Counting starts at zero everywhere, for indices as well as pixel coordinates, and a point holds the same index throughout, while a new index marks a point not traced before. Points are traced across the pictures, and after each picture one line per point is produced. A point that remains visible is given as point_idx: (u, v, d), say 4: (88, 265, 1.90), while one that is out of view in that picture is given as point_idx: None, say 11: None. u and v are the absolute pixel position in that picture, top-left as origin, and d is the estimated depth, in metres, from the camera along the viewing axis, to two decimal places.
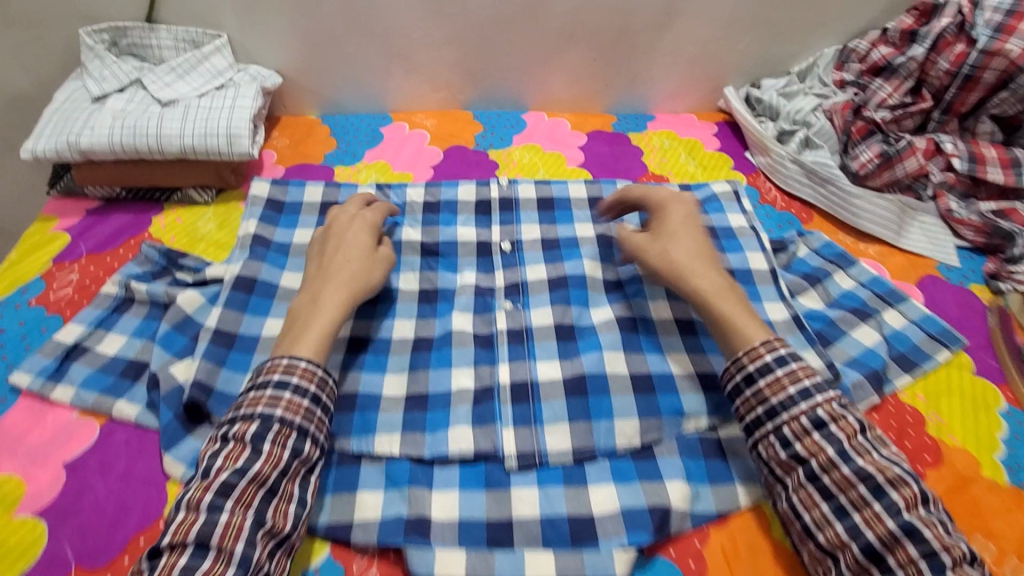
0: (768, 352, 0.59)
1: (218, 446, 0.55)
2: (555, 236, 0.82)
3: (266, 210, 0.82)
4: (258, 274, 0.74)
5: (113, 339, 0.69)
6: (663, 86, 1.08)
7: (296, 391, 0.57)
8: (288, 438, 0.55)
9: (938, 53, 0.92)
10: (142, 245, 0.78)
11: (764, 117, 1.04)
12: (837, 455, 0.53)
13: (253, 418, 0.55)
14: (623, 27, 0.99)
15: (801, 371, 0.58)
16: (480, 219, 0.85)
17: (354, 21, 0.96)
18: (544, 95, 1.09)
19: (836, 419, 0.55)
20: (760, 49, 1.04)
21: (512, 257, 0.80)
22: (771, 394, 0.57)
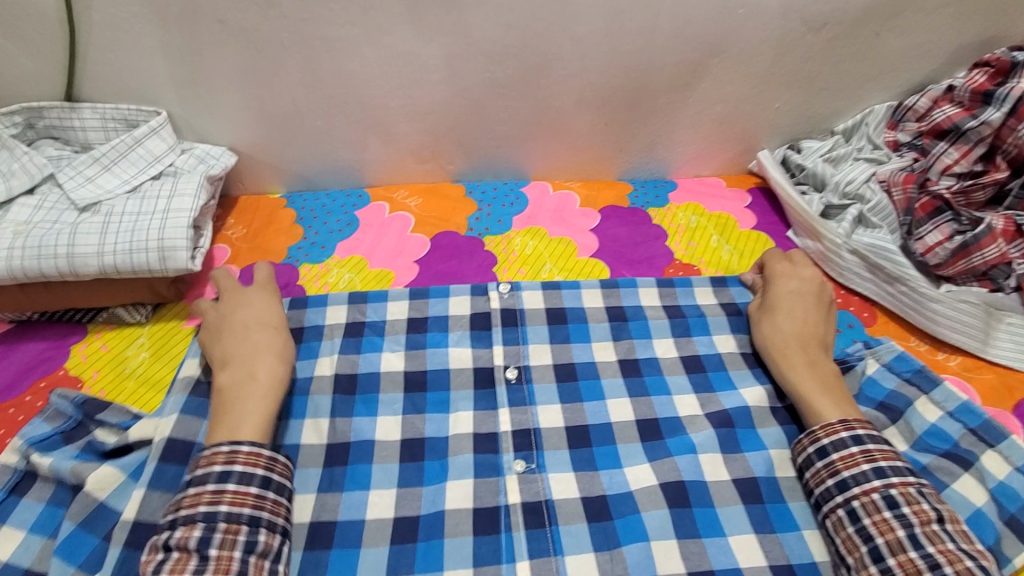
0: (846, 428, 0.58)
1: (157, 558, 0.48)
2: (569, 362, 0.69)
3: None
4: (197, 435, 0.60)
5: (4, 536, 0.53)
6: (686, 149, 0.93)
7: (242, 479, 0.52)
8: (238, 535, 0.49)
9: (1019, 119, 0.78)
10: (51, 395, 0.60)
11: (806, 186, 0.89)
12: (906, 538, 0.51)
13: (193, 521, 0.49)
14: (640, 87, 0.84)
15: (878, 452, 0.56)
16: (478, 335, 0.71)
17: (320, 89, 0.80)
18: (547, 163, 0.93)
19: (911, 502, 0.52)
20: (799, 107, 0.89)
21: (522, 391, 0.66)
22: (844, 468, 0.56)
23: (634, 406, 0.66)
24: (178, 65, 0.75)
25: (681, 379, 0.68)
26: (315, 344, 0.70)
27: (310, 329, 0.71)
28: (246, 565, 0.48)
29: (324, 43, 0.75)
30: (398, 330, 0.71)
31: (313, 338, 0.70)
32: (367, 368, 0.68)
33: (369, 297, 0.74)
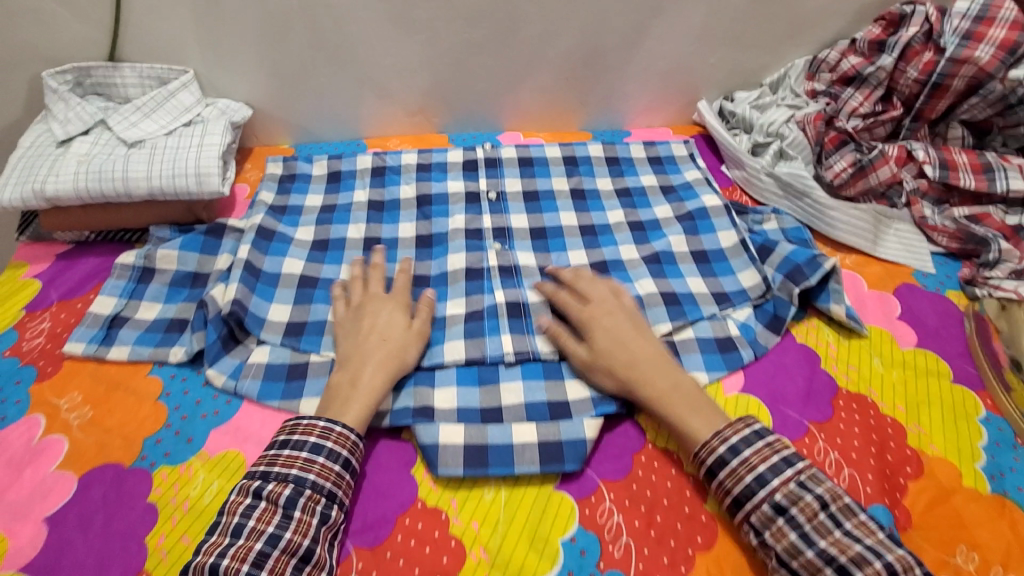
0: (749, 424, 0.61)
1: (252, 503, 0.56)
2: (542, 225, 0.88)
3: (258, 238, 0.83)
4: (249, 303, 0.75)
5: (148, 307, 0.79)
6: (638, 101, 1.09)
7: (329, 456, 0.59)
8: (317, 504, 0.56)
9: (907, 62, 0.93)
10: (151, 230, 0.83)
11: (738, 130, 1.05)
12: (800, 538, 0.54)
13: (286, 480, 0.57)
14: (594, 46, 0.99)
15: (766, 449, 0.58)
16: (471, 207, 0.90)
17: (323, 49, 0.95)
18: (519, 115, 1.09)
19: (795, 501, 0.55)
20: (731, 63, 1.05)
21: (515, 280, 0.80)
22: (732, 485, 0.58)
23: (588, 254, 0.84)
24: (204, 30, 0.90)
25: (627, 236, 0.88)
26: (340, 254, 0.84)
27: (336, 240, 0.86)
28: (317, 532, 0.55)
29: (325, 10, 0.90)
30: (409, 246, 0.85)
31: (344, 211, 0.90)
32: (388, 234, 0.87)
33: (385, 220, 0.89)
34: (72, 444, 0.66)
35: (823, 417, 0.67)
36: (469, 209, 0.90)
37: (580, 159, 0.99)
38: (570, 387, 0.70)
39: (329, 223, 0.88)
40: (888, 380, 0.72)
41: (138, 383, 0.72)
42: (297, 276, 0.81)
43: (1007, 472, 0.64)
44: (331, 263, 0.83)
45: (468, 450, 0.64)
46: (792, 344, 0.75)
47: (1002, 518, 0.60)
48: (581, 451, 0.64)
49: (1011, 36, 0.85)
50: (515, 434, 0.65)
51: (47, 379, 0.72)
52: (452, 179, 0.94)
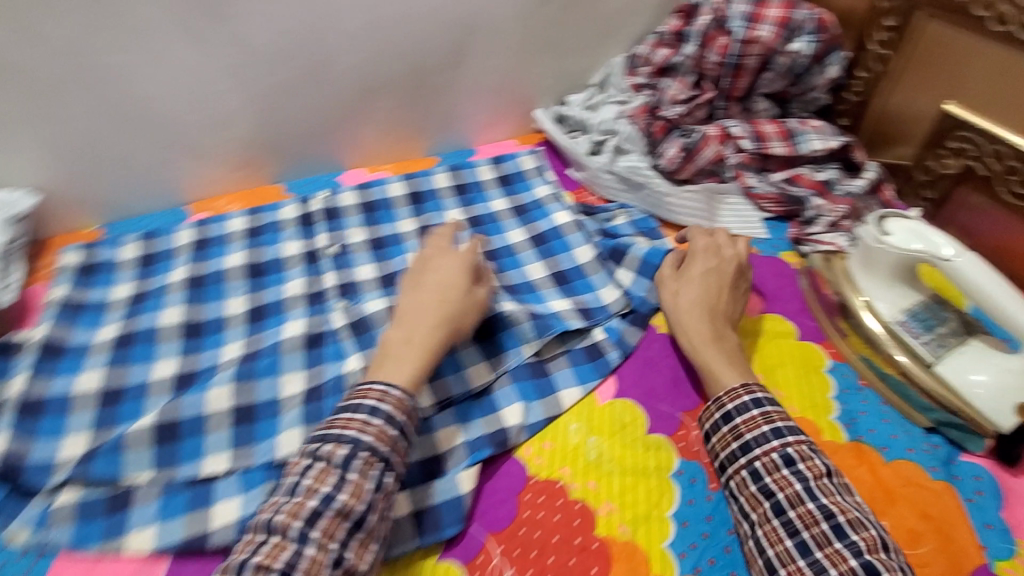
0: (747, 393, 0.62)
1: (308, 464, 0.54)
2: (390, 271, 0.83)
3: (41, 360, 0.70)
4: (29, 452, 0.62)
5: None
6: (477, 118, 1.08)
7: (389, 420, 0.56)
8: (372, 470, 0.53)
9: (707, 48, 0.99)
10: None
11: (576, 132, 1.07)
12: (803, 491, 0.55)
13: (342, 440, 0.54)
14: (417, 70, 0.97)
15: (775, 414, 0.60)
16: (308, 267, 0.83)
17: (111, 116, 0.84)
18: (357, 152, 1.03)
19: (805, 458, 0.57)
20: (555, 68, 1.07)
21: (371, 335, 0.72)
22: (746, 431, 0.60)
23: None
24: None
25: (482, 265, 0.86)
26: (149, 348, 0.73)
27: (143, 332, 0.75)
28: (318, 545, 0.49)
29: (103, 73, 0.80)
30: (237, 321, 0.76)
31: (156, 295, 0.79)
32: (214, 315, 0.77)
33: (207, 298, 0.79)
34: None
35: (691, 404, 0.69)
36: (308, 269, 0.82)
37: (425, 194, 0.95)
38: (441, 439, 0.63)
39: (137, 314, 0.77)
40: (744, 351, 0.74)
41: None
42: (96, 392, 0.68)
43: (859, 416, 0.67)
44: (139, 363, 0.71)
45: None
46: (656, 334, 0.76)
47: (862, 465, 0.62)
48: (460, 508, 0.58)
49: (784, 13, 0.93)
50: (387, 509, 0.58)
51: None
52: (285, 238, 0.86)
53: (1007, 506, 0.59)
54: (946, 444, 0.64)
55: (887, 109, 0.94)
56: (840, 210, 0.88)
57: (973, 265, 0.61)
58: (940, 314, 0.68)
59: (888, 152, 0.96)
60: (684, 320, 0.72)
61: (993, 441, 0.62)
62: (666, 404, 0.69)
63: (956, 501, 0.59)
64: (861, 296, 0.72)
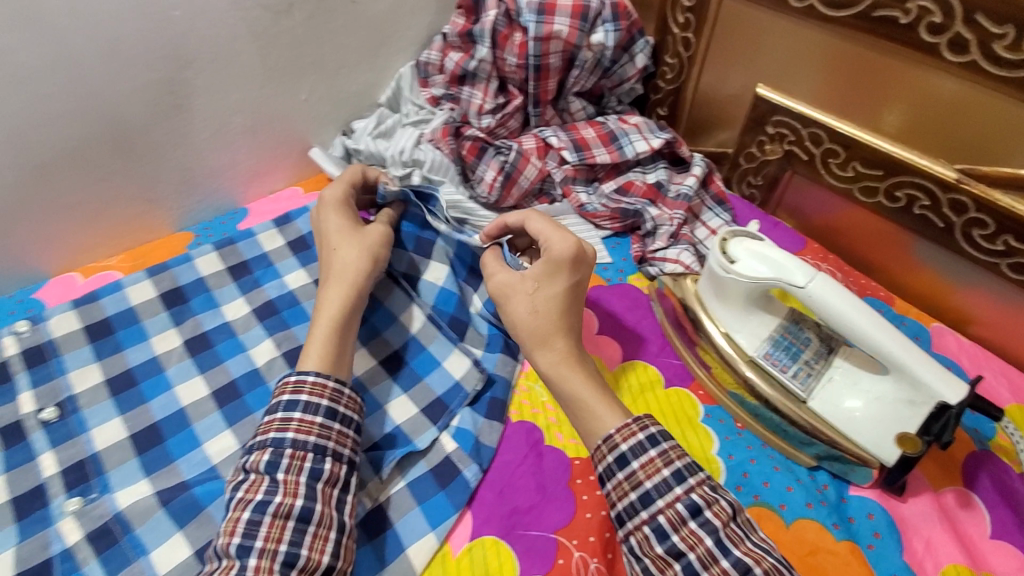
0: (642, 428, 0.50)
1: (240, 478, 0.50)
2: (149, 425, 0.61)
3: None
4: None
5: None
6: (238, 172, 0.82)
7: (307, 409, 0.52)
8: (303, 461, 0.50)
9: (501, 49, 0.83)
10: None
11: (371, 168, 0.87)
12: (715, 546, 0.44)
13: (265, 445, 0.51)
14: (117, 130, 0.69)
15: (674, 451, 0.48)
16: (17, 450, 0.57)
17: None
18: (63, 251, 0.73)
19: (711, 504, 0.46)
20: (328, 92, 0.84)
21: (121, 549, 0.52)
22: (646, 478, 0.47)
23: (236, 433, 0.61)
24: None
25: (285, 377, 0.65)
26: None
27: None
28: (286, 486, 0.48)
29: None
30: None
31: None
32: None
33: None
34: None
35: (565, 518, 0.54)
36: (10, 457, 0.57)
37: (186, 290, 0.71)
38: None
39: None
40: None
41: None
42: None
43: (749, 468, 0.59)
44: None
45: None
46: (512, 428, 0.61)
47: None
48: None
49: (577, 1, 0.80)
50: None
51: None
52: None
53: (905, 541, 0.54)
54: (833, 480, 0.58)
55: (702, 93, 0.87)
56: (677, 215, 0.79)
57: (825, 286, 0.54)
58: (801, 337, 0.61)
59: (708, 139, 0.90)
60: (539, 345, 0.56)
61: (878, 469, 0.55)
62: (533, 528, 0.54)
63: (861, 558, 0.53)
64: (711, 320, 0.64)
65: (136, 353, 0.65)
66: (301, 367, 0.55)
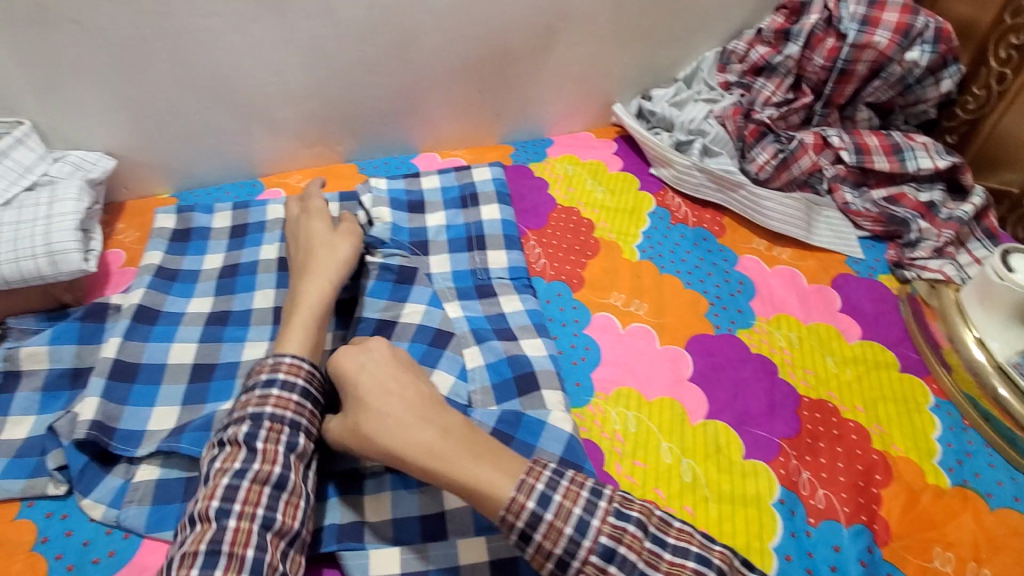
0: (528, 496, 0.48)
1: (217, 451, 0.54)
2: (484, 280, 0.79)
3: (136, 324, 0.69)
4: (121, 420, 0.62)
5: (16, 422, 0.63)
6: (556, 108, 1.03)
7: (284, 387, 0.57)
8: (280, 434, 0.55)
9: (812, 50, 0.93)
10: (8, 322, 0.70)
11: (658, 129, 1.02)
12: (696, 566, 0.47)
13: (245, 416, 0.55)
14: (502, 54, 0.92)
15: (567, 500, 0.48)
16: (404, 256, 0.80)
17: (196, 84, 0.81)
18: (432, 136, 1.00)
19: (666, 531, 0.49)
20: (644, 61, 1.01)
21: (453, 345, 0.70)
22: (552, 546, 0.48)
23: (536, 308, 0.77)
24: (37, 68, 0.74)
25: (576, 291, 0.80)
26: (243, 329, 0.72)
27: (238, 312, 0.74)
28: (287, 460, 0.54)
29: (173, 39, 0.76)
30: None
31: (249, 273, 0.78)
32: None
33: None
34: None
35: (788, 432, 0.66)
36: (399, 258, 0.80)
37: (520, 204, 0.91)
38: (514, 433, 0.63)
39: (232, 290, 0.76)
40: (845, 380, 0.70)
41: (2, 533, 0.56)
42: (189, 366, 0.68)
43: (967, 457, 0.64)
44: (231, 342, 0.71)
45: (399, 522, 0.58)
46: (751, 355, 0.72)
47: (967, 512, 0.60)
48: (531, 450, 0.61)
49: (903, 19, 0.87)
50: (449, 490, 0.59)
51: None
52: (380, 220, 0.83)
53: None
54: None
55: (1001, 131, 0.89)
56: (947, 234, 0.83)
57: None
58: None
59: (994, 176, 0.91)
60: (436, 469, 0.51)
61: None
62: (760, 429, 0.66)
63: None
64: (970, 330, 0.72)
65: (489, 225, 0.85)
66: (280, 350, 0.60)
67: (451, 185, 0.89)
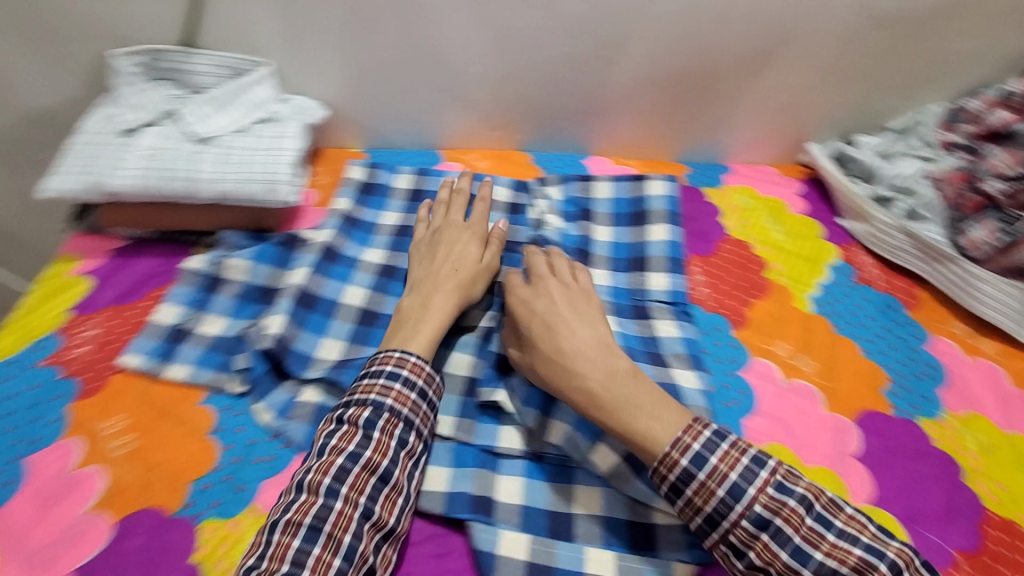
0: (683, 451, 0.52)
1: (331, 427, 0.56)
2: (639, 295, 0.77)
3: (321, 259, 0.75)
4: (295, 341, 0.67)
5: (213, 320, 0.70)
6: (744, 136, 0.98)
7: (405, 383, 0.58)
8: (395, 428, 0.56)
9: None
10: (223, 233, 0.76)
11: (857, 178, 0.92)
12: (864, 555, 0.47)
13: (364, 403, 0.56)
14: (706, 72, 0.89)
15: (727, 461, 0.51)
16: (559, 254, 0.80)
17: (413, 53, 0.86)
18: (609, 140, 0.99)
19: (837, 515, 0.50)
20: (855, 104, 0.94)
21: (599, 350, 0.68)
22: (703, 502, 0.51)
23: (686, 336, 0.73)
24: (290, 18, 0.83)
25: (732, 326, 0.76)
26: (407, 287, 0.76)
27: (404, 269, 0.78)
28: (395, 454, 0.55)
29: (407, 9, 0.82)
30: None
31: None
32: None
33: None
34: (110, 483, 0.57)
35: (967, 544, 0.58)
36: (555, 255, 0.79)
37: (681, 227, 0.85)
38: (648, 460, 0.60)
39: (402, 248, 0.81)
40: None
41: (186, 415, 0.62)
42: (358, 308, 0.73)
43: None
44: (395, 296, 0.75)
45: (528, 512, 0.57)
46: (929, 449, 0.65)
47: None
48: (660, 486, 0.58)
49: None
50: (580, 495, 0.58)
51: (93, 396, 0.63)
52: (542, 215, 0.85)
53: None
54: None
55: None
56: None
57: None
58: None
59: None
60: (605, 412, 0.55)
61: None
62: (931, 533, 0.59)
63: None
64: None
65: (656, 247, 0.81)
66: (406, 347, 0.61)
67: (623, 198, 0.87)
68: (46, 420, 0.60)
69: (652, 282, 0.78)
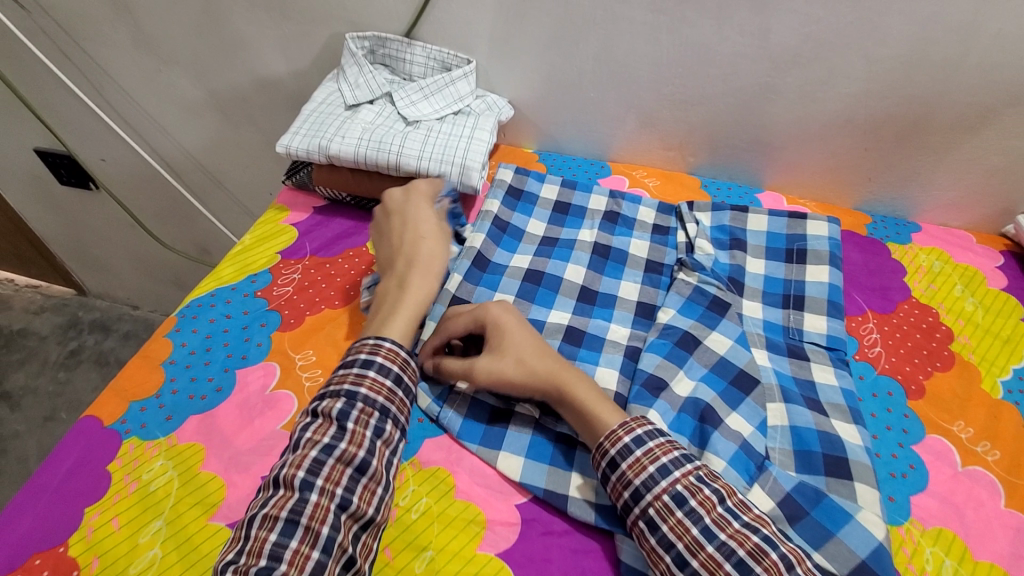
0: (626, 432, 0.54)
1: (304, 420, 0.53)
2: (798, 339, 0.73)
3: (473, 267, 0.78)
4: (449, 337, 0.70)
5: None
6: (941, 195, 0.91)
7: (380, 371, 0.56)
8: (370, 418, 0.53)
9: None
10: None
11: None
12: (700, 533, 0.48)
13: (338, 394, 0.54)
14: (914, 121, 0.84)
15: (660, 448, 0.53)
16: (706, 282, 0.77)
17: (607, 65, 0.89)
18: (786, 176, 0.96)
19: (695, 493, 0.50)
20: None
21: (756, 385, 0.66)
22: (634, 476, 0.52)
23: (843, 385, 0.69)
24: (501, 21, 0.89)
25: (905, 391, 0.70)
26: (551, 296, 0.77)
27: (550, 276, 0.79)
28: (372, 446, 0.53)
29: (612, 24, 0.84)
30: (628, 308, 0.77)
31: (565, 247, 0.84)
32: (608, 290, 0.79)
33: (606, 272, 0.81)
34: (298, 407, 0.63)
35: None
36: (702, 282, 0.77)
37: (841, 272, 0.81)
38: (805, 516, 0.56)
39: (548, 255, 0.82)
40: None
41: None
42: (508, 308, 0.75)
43: None
44: (541, 304, 0.76)
45: None
46: None
47: None
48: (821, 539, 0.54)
49: None
50: None
51: (290, 330, 0.71)
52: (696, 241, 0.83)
53: None
54: None
55: None
56: None
57: None
58: None
59: None
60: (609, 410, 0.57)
61: None
62: None
63: None
64: None
65: (813, 287, 0.77)
66: (384, 333, 0.60)
67: (780, 233, 0.83)
68: (254, 342, 0.69)
69: (808, 323, 0.74)
